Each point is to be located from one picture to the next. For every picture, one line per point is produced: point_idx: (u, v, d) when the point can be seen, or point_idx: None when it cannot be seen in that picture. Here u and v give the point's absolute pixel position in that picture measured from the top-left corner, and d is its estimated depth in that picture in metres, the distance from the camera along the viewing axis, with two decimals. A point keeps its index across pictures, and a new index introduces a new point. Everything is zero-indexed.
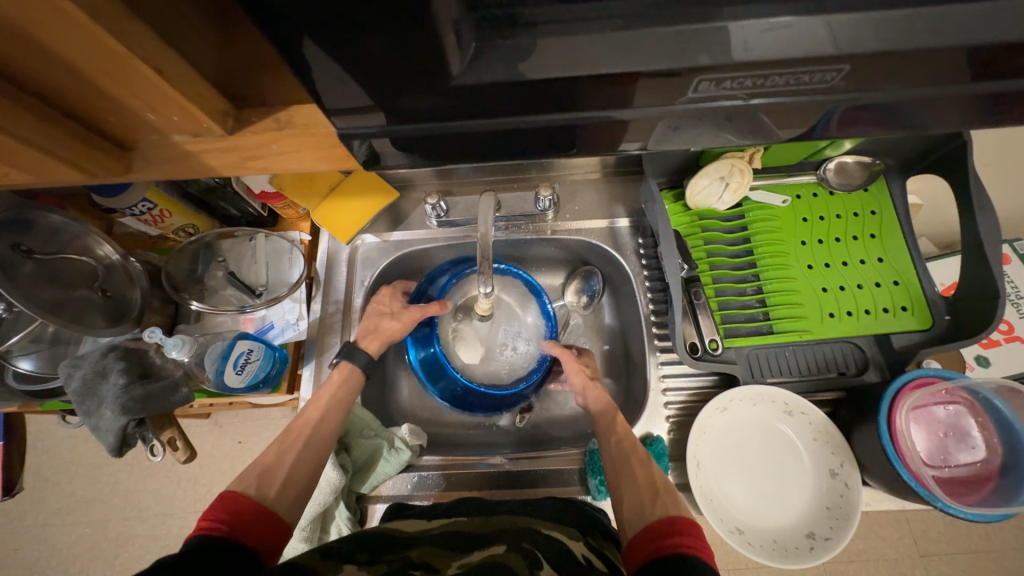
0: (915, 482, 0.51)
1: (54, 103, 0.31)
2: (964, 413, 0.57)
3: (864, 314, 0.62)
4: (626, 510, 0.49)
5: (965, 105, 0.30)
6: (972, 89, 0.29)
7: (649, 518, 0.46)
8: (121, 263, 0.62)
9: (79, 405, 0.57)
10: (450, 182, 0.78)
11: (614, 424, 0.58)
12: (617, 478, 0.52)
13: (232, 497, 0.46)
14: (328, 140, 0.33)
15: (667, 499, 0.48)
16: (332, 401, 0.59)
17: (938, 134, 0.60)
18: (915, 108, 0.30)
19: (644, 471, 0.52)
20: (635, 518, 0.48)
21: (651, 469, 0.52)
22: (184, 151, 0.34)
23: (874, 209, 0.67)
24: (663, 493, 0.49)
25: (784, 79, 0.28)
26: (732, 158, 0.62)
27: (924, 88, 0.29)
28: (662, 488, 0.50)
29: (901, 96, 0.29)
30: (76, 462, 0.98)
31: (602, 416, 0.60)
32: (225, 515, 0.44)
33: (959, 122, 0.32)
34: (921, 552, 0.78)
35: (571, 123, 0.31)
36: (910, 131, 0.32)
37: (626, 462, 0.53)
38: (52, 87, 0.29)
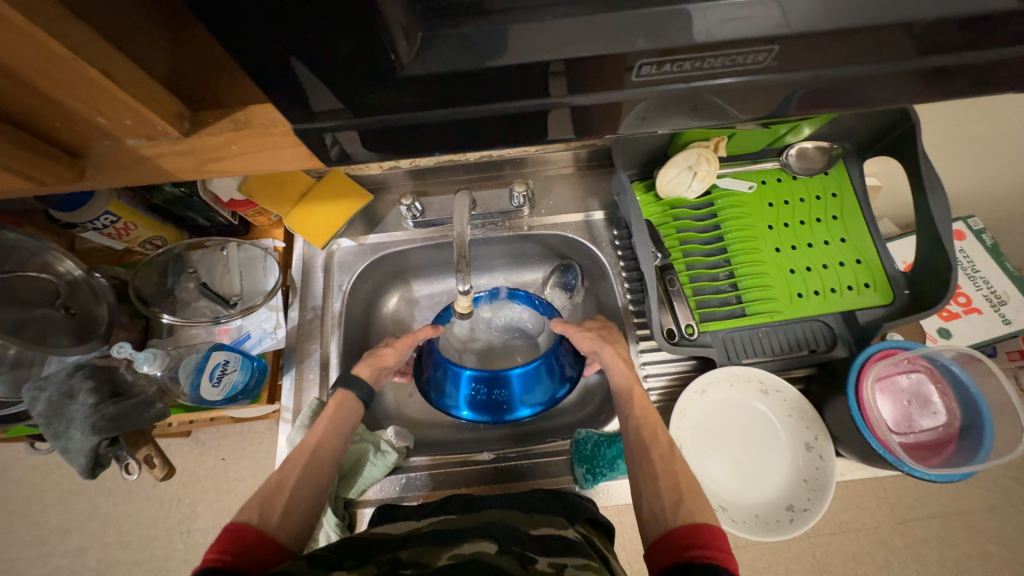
0: (883, 449, 0.53)
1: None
2: (925, 380, 0.59)
3: (830, 292, 0.65)
4: (647, 510, 0.49)
5: (906, 82, 0.32)
6: (910, 67, 0.30)
7: (670, 523, 0.46)
8: (84, 279, 0.60)
9: (46, 428, 0.55)
10: (425, 183, 0.78)
11: (633, 402, 0.59)
12: (639, 475, 0.52)
13: (237, 528, 0.46)
14: (289, 138, 0.33)
15: (691, 505, 0.47)
16: (331, 423, 0.58)
17: (887, 116, 0.63)
18: (859, 87, 0.32)
19: (665, 470, 0.51)
20: (656, 519, 0.48)
21: (674, 466, 0.52)
22: (140, 156, 0.33)
23: (835, 191, 0.69)
24: (686, 499, 0.48)
25: (719, 61, 0.29)
26: (697, 147, 0.64)
27: (865, 66, 0.30)
28: (683, 487, 0.49)
29: (844, 76, 0.31)
30: (50, 490, 0.94)
31: (622, 391, 0.60)
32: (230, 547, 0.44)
33: (901, 99, 0.33)
34: (898, 518, 0.82)
35: (534, 115, 0.32)
36: (858, 109, 0.34)
37: (648, 458, 0.53)
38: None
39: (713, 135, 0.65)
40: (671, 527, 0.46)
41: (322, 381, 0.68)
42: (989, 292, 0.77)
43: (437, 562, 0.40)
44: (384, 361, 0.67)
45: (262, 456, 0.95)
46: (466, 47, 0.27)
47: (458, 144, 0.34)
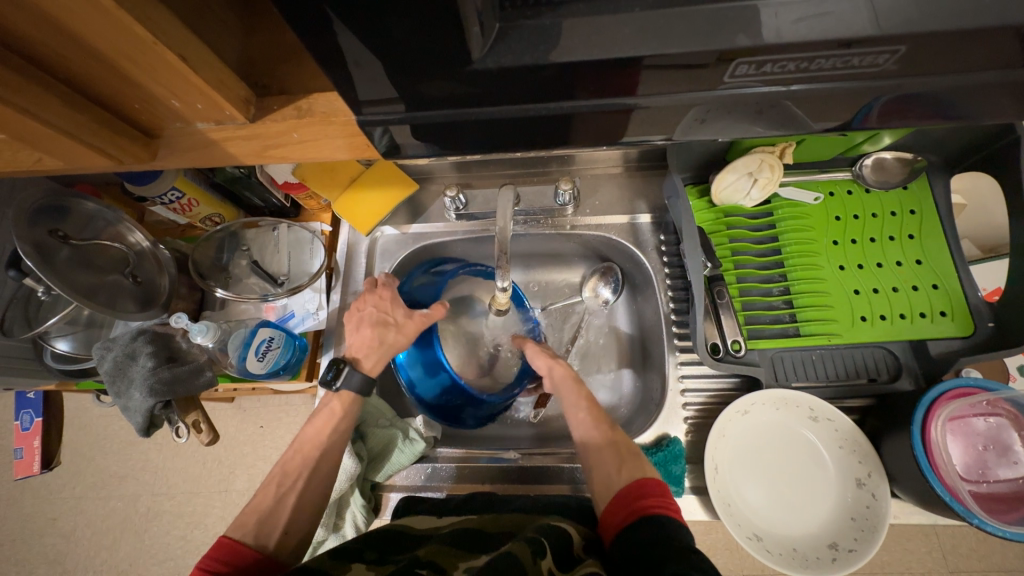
0: (949, 497, 0.48)
1: (84, 92, 0.32)
2: (1006, 426, 0.53)
3: (899, 318, 0.59)
4: (598, 482, 0.51)
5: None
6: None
7: (617, 485, 0.48)
8: (150, 250, 0.64)
9: (110, 385, 0.60)
10: (469, 175, 0.77)
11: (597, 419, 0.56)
12: (586, 452, 0.54)
13: (231, 546, 0.47)
14: (348, 128, 0.33)
15: (634, 464, 0.50)
16: (334, 430, 0.57)
17: (987, 129, 0.56)
18: (965, 97, 0.28)
19: (607, 439, 0.53)
20: (607, 487, 0.49)
21: (614, 435, 0.54)
22: (208, 139, 0.34)
23: (914, 208, 0.63)
24: (628, 460, 0.50)
25: (829, 62, 0.26)
26: (761, 152, 0.60)
27: (977, 74, 0.27)
28: (625, 452, 0.52)
29: (954, 83, 0.27)
30: (110, 440, 1.02)
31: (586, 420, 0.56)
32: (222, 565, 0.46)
33: (1013, 112, 0.29)
34: (951, 568, 0.75)
35: (595, 113, 0.30)
36: (957, 121, 0.30)
37: (588, 430, 0.55)
38: (83, 75, 0.30)
39: (779, 141, 0.60)
40: (618, 489, 0.48)
41: None
42: None
43: (455, 569, 0.39)
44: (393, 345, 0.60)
45: (296, 428, 0.99)
46: (531, 40, 0.26)
47: (511, 140, 0.33)
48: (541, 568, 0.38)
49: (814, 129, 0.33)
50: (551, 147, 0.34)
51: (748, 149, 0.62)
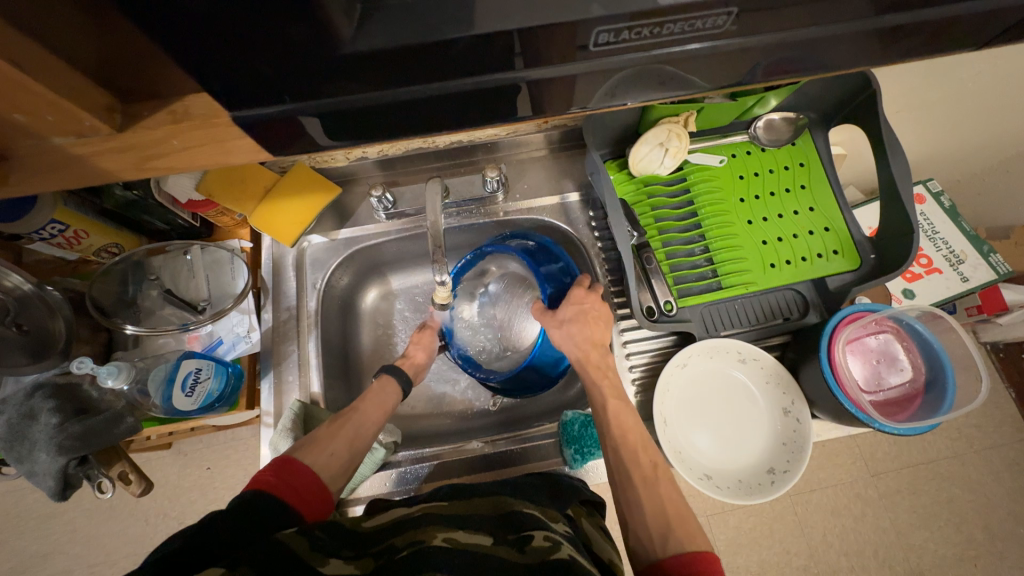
0: (855, 408, 0.56)
1: None
2: (892, 339, 0.62)
3: (801, 261, 0.66)
4: (633, 536, 0.49)
5: (867, 42, 0.31)
6: (869, 27, 0.30)
7: (660, 555, 0.46)
8: (35, 293, 0.55)
9: (8, 451, 0.53)
10: (395, 172, 0.76)
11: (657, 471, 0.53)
12: (624, 503, 0.51)
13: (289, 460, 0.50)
14: (235, 128, 0.31)
15: (680, 533, 0.47)
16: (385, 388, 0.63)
17: (849, 85, 0.64)
18: (820, 50, 0.32)
19: (653, 499, 0.50)
20: (646, 549, 0.47)
21: (659, 493, 0.51)
22: (73, 156, 0.31)
23: (802, 160, 0.71)
24: (675, 529, 0.47)
25: (679, 26, 0.28)
26: (668, 123, 0.64)
27: (821, 27, 0.30)
28: (671, 516, 0.49)
29: (805, 36, 0.30)
30: (24, 516, 0.90)
31: (640, 471, 0.52)
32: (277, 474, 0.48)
33: (860, 60, 0.33)
34: (871, 471, 0.87)
35: (494, 91, 0.31)
36: (817, 73, 0.34)
37: (632, 484, 0.52)
38: None
39: (682, 110, 0.64)
40: (664, 557, 0.45)
41: (303, 384, 0.67)
42: (947, 252, 0.80)
43: (433, 538, 0.41)
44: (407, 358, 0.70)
45: (248, 462, 0.93)
46: (412, 17, 0.25)
47: (418, 125, 0.32)
48: (533, 549, 0.40)
49: (700, 91, 0.35)
50: (459, 131, 0.34)
51: (656, 120, 0.65)
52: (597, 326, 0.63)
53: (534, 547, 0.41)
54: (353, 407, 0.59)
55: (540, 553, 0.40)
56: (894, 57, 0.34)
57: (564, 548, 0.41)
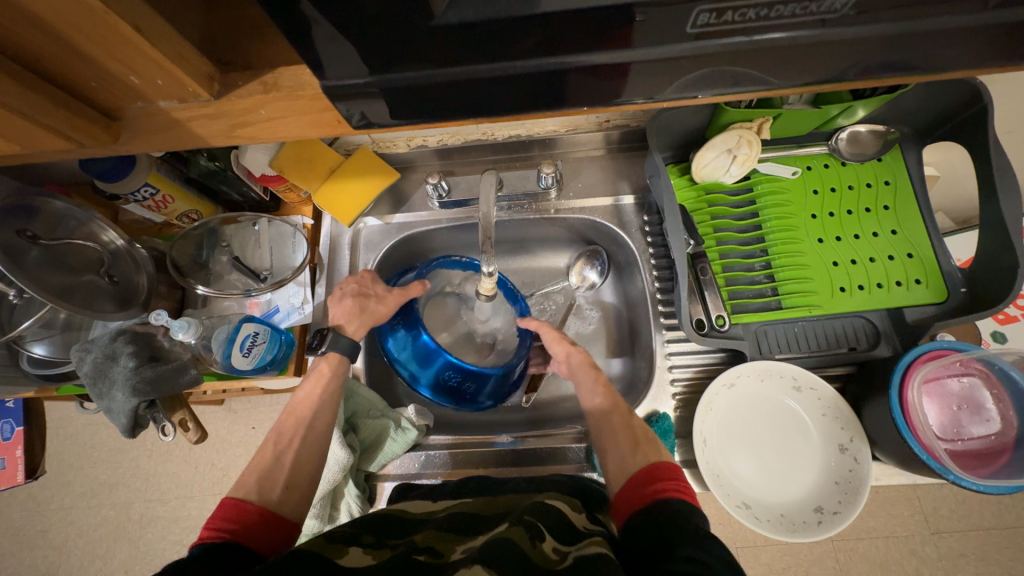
0: (927, 456, 0.50)
1: (40, 71, 0.30)
2: (979, 385, 0.55)
3: (876, 288, 0.61)
4: (610, 460, 0.52)
5: (996, 36, 0.28)
6: (994, 21, 0.27)
7: (632, 468, 0.49)
8: (125, 249, 0.63)
9: (91, 387, 0.59)
10: (452, 162, 0.77)
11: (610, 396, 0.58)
12: (601, 430, 0.55)
13: (234, 504, 0.46)
14: (317, 102, 0.32)
15: (648, 449, 0.51)
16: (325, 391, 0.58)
17: (957, 98, 0.57)
18: (931, 46, 0.28)
19: (625, 424, 0.54)
20: (622, 468, 0.50)
21: (631, 420, 0.54)
22: (172, 118, 0.33)
23: (888, 178, 0.65)
24: (644, 444, 0.51)
25: (787, 10, 0.26)
26: (739, 129, 0.59)
27: (940, 18, 0.27)
28: (639, 437, 0.52)
29: (920, 28, 0.27)
30: (98, 447, 1.01)
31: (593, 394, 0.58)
32: (229, 522, 0.45)
33: (976, 61, 0.30)
34: (932, 529, 0.78)
35: (567, 73, 0.30)
36: (925, 72, 0.31)
37: (607, 416, 0.56)
38: (37, 55, 0.28)
39: (756, 116, 0.60)
40: (633, 473, 0.48)
41: None
42: None
43: (452, 552, 0.39)
44: (378, 316, 0.64)
45: None
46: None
47: (486, 106, 0.32)
48: (541, 552, 0.39)
49: (786, 87, 0.33)
50: (526, 114, 0.34)
51: (726, 125, 0.61)
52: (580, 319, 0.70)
53: (542, 550, 0.39)
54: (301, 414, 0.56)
55: (547, 559, 0.38)
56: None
57: (570, 557, 0.39)
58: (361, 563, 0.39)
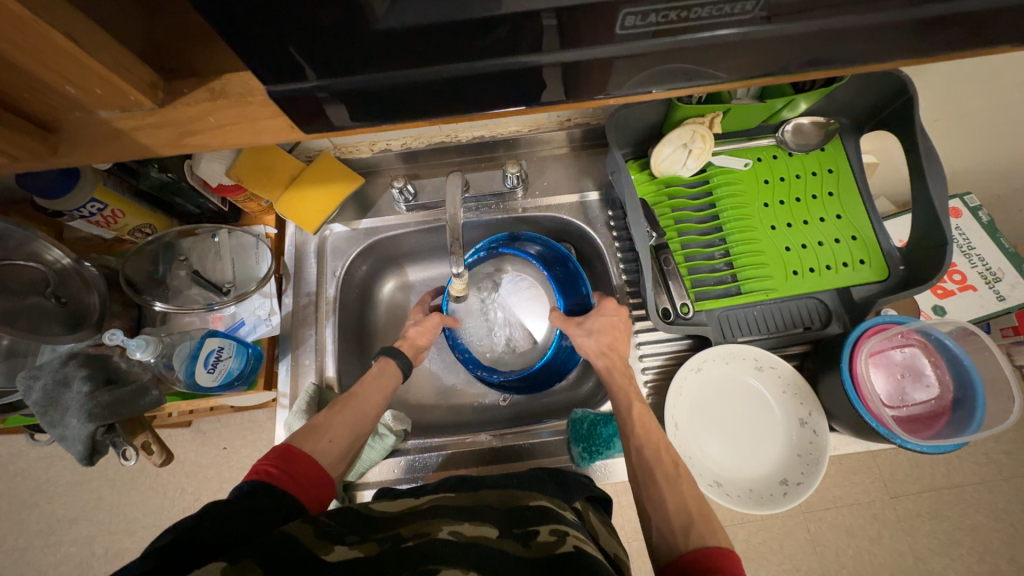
0: (876, 423, 0.54)
1: None
2: (919, 354, 0.60)
3: (825, 270, 0.64)
4: (655, 531, 0.46)
5: (907, 30, 0.31)
6: (905, 17, 0.30)
7: (682, 549, 0.43)
8: (73, 268, 0.59)
9: (42, 416, 0.55)
10: (417, 166, 0.77)
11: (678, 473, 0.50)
12: (645, 495, 0.49)
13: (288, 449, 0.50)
14: (267, 108, 0.32)
15: (702, 528, 0.44)
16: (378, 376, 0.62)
17: (886, 90, 0.62)
18: (852, 40, 0.31)
19: (674, 492, 0.47)
20: (667, 542, 0.44)
21: (681, 489, 0.48)
22: (115, 128, 0.32)
23: (831, 166, 0.69)
24: (697, 522, 0.44)
25: (708, 11, 0.28)
26: (693, 124, 0.62)
27: (858, 15, 0.29)
28: (694, 514, 0.45)
29: (840, 24, 0.30)
30: (53, 482, 0.95)
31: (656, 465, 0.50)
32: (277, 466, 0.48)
33: (893, 53, 0.32)
34: (891, 493, 0.84)
35: (517, 73, 0.31)
36: (850, 64, 0.33)
37: (653, 483, 0.49)
38: None
39: (708, 112, 0.62)
40: (682, 553, 0.42)
41: (318, 367, 0.68)
42: (984, 269, 0.77)
43: (439, 531, 0.41)
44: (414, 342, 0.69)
45: (263, 444, 0.96)
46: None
47: (443, 108, 0.33)
48: (539, 542, 0.41)
49: (726, 82, 0.35)
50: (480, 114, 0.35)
51: (680, 120, 0.64)
52: (625, 339, 0.62)
53: (539, 541, 0.41)
54: (353, 392, 0.59)
55: (547, 546, 0.40)
56: (937, 49, 0.32)
57: (568, 539, 0.41)
58: (349, 556, 0.38)
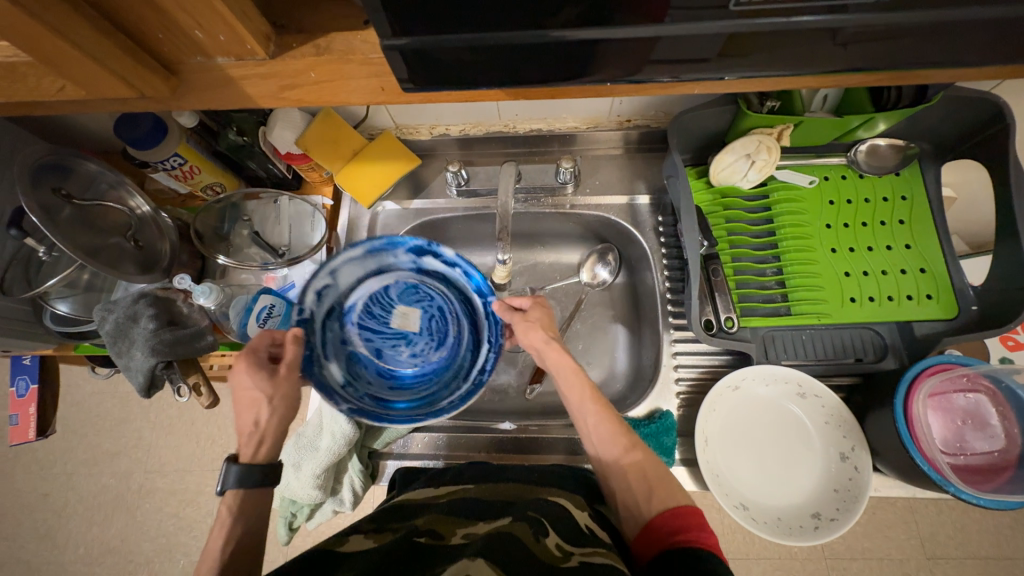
0: (928, 467, 0.50)
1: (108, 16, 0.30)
2: (984, 402, 0.56)
3: (887, 300, 0.61)
4: (621, 505, 0.48)
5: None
6: (1018, 15, 0.28)
7: (646, 515, 0.45)
8: (150, 216, 0.64)
9: (111, 345, 0.60)
10: (471, 152, 0.78)
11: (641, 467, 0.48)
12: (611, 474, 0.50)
13: None
14: (365, 68, 0.34)
15: (660, 492, 0.45)
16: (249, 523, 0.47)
17: (980, 116, 0.58)
18: (960, 34, 0.30)
19: (634, 472, 0.48)
20: (633, 514, 0.46)
21: (643, 466, 0.48)
22: (227, 75, 0.34)
23: (906, 193, 0.65)
24: (656, 488, 0.46)
25: None
26: (759, 134, 0.60)
27: (973, 7, 0.28)
28: (652, 482, 0.47)
29: (953, 16, 0.28)
30: (103, 416, 1.03)
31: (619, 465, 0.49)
32: None
33: (998, 56, 0.32)
34: (928, 554, 0.78)
35: (610, 42, 0.31)
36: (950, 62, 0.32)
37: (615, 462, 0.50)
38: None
39: (778, 122, 0.60)
40: (649, 519, 0.44)
41: None
42: None
43: (452, 535, 0.41)
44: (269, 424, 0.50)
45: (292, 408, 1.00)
46: None
47: (527, 73, 0.34)
48: (545, 547, 0.39)
49: (810, 71, 0.34)
50: (557, 83, 0.35)
51: (746, 130, 0.62)
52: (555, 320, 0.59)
53: (546, 545, 0.40)
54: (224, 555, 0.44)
55: (550, 556, 0.38)
56: None
57: (574, 558, 0.39)
58: (362, 546, 0.40)
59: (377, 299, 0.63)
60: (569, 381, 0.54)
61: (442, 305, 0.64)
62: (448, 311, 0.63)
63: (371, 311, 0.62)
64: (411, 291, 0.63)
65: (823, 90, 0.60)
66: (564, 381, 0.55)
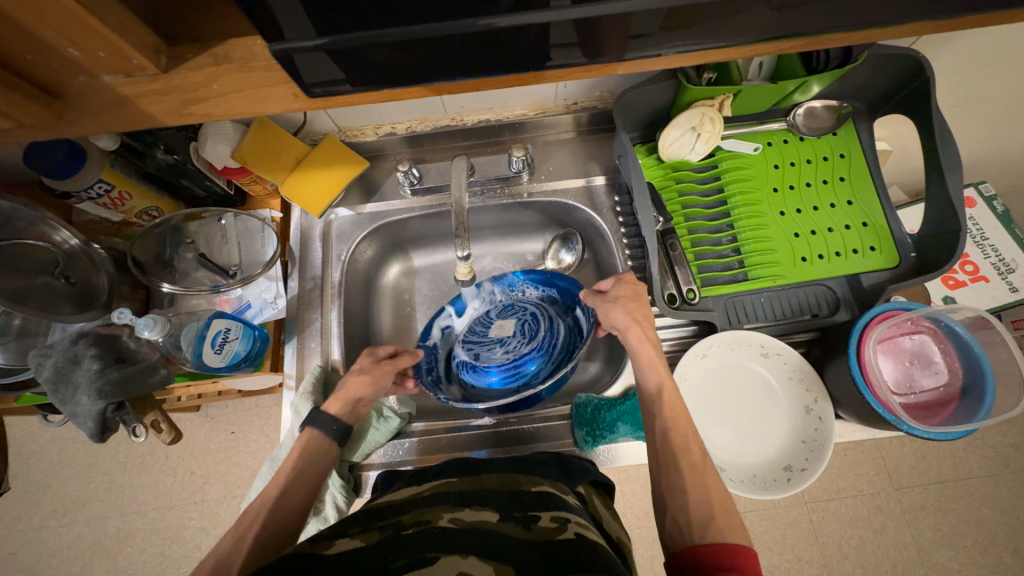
0: (883, 409, 0.53)
1: None
2: (929, 341, 0.59)
3: (835, 256, 0.63)
4: (668, 520, 0.47)
5: None
6: None
7: (695, 540, 0.44)
8: (82, 249, 0.60)
9: (54, 393, 0.56)
10: (422, 149, 0.76)
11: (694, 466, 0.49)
12: (665, 485, 0.49)
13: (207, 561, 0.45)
14: (271, 74, 0.32)
15: (720, 523, 0.45)
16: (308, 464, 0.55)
17: (904, 70, 0.61)
18: None
19: (696, 485, 0.48)
20: (681, 533, 0.45)
21: (706, 482, 0.48)
22: (120, 95, 0.32)
23: (843, 151, 0.68)
24: (718, 518, 0.45)
25: None
26: (702, 106, 0.61)
27: None
28: (714, 504, 0.46)
29: None
30: (66, 464, 0.97)
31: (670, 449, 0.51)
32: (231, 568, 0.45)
33: (910, 10, 0.33)
34: (895, 485, 0.84)
35: (526, 27, 0.30)
36: (869, 18, 0.33)
37: (675, 468, 0.49)
38: None
39: (718, 93, 0.61)
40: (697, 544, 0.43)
41: (324, 350, 0.68)
42: (997, 260, 0.76)
43: (439, 519, 0.41)
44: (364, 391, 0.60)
45: (270, 429, 0.97)
46: None
47: (447, 65, 0.33)
48: (539, 529, 0.41)
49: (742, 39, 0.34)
50: (481, 74, 0.34)
51: (689, 103, 0.63)
52: (644, 304, 0.60)
53: (540, 527, 0.41)
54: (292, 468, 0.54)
55: (548, 533, 0.40)
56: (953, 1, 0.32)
57: (569, 528, 0.41)
58: (350, 547, 0.39)
59: (480, 321, 0.69)
60: (644, 360, 0.56)
61: (536, 312, 0.66)
62: (541, 312, 0.66)
63: (474, 332, 0.68)
64: (508, 306, 0.69)
65: (757, 59, 0.62)
66: (641, 372, 0.56)
